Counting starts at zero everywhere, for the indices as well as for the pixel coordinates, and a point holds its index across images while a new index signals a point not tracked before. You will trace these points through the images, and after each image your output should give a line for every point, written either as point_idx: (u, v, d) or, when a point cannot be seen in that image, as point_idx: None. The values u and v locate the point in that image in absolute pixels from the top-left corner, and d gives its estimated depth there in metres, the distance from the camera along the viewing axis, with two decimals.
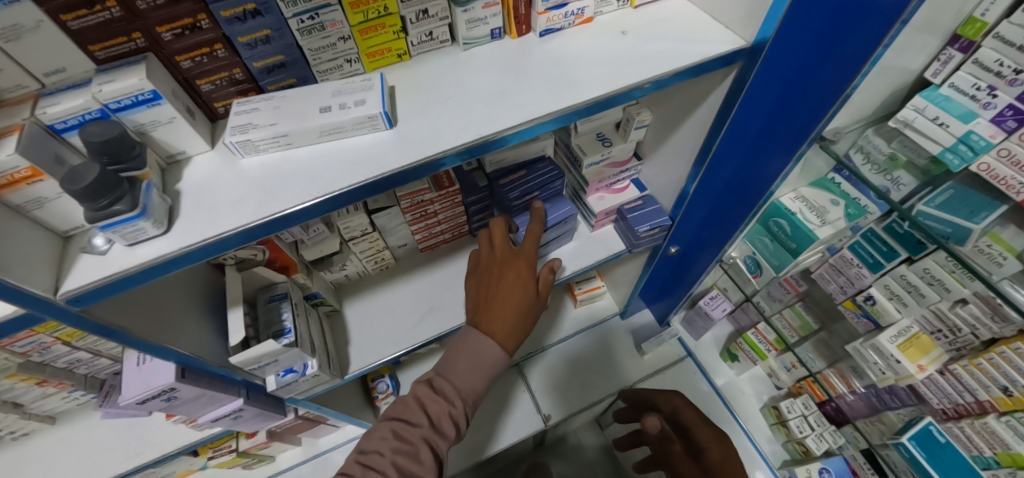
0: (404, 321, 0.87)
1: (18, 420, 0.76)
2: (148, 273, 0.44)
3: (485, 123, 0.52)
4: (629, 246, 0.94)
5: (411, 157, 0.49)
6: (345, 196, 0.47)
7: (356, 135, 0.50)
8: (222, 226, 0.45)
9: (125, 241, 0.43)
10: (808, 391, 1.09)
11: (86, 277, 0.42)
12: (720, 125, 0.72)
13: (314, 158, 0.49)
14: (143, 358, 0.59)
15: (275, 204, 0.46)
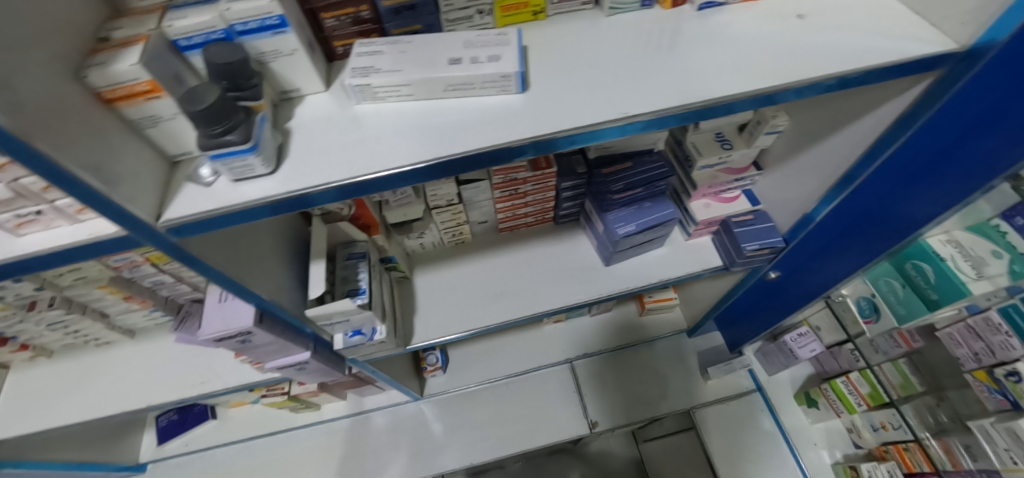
0: (473, 300, 0.82)
1: (102, 328, 0.80)
2: (249, 214, 0.40)
3: (633, 101, 0.45)
4: (727, 264, 0.83)
5: (544, 128, 0.43)
6: (465, 160, 0.42)
7: (484, 94, 0.45)
8: (333, 177, 0.40)
9: (231, 176, 0.40)
10: (896, 458, 0.94)
11: (187, 208, 0.39)
12: (885, 144, 0.60)
13: (432, 114, 0.44)
14: (225, 295, 0.57)
15: (390, 157, 0.42)
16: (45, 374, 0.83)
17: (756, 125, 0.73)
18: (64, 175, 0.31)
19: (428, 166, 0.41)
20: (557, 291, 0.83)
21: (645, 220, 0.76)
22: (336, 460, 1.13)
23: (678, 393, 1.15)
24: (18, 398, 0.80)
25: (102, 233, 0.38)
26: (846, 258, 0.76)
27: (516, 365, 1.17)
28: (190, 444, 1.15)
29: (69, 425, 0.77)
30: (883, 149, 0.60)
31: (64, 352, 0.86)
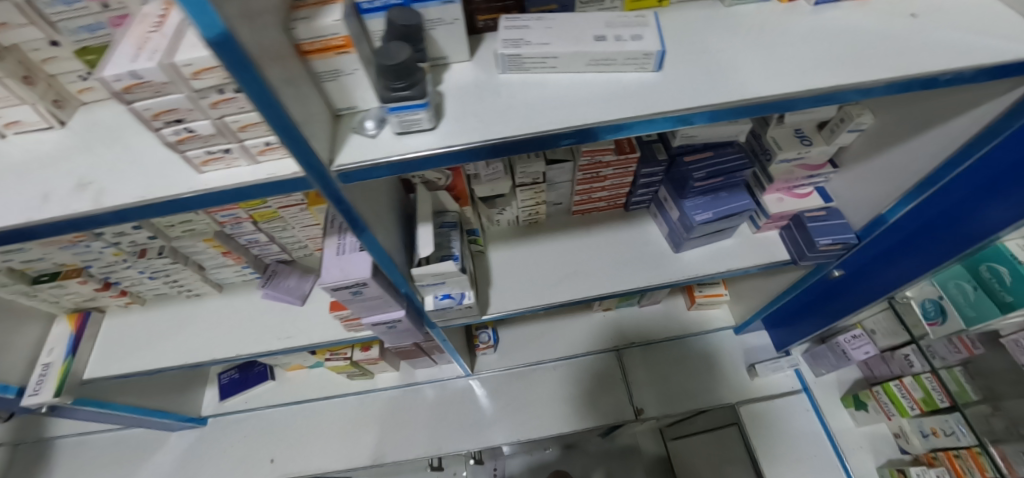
0: (546, 277, 0.86)
1: (198, 280, 0.85)
2: (408, 164, 0.44)
3: (763, 84, 0.49)
4: (796, 258, 0.84)
5: (684, 104, 0.47)
6: (614, 127, 0.46)
7: (622, 70, 0.49)
8: (495, 134, 0.44)
9: (395, 129, 0.44)
10: (944, 464, 0.94)
11: (356, 156, 0.43)
12: (977, 146, 0.61)
13: (575, 86, 0.48)
14: (340, 248, 0.61)
15: (542, 120, 0.45)
16: (143, 321, 0.90)
17: (838, 123, 0.75)
18: (276, 113, 0.35)
19: (533, 138, 0.44)
20: (627, 274, 0.86)
21: (722, 209, 0.79)
22: (387, 427, 1.18)
23: (723, 387, 1.17)
24: (123, 339, 0.89)
25: (281, 174, 0.42)
26: (917, 260, 0.77)
27: (564, 349, 1.21)
28: (250, 401, 1.22)
29: (171, 366, 0.85)
30: (975, 149, 0.61)
31: (157, 302, 0.92)
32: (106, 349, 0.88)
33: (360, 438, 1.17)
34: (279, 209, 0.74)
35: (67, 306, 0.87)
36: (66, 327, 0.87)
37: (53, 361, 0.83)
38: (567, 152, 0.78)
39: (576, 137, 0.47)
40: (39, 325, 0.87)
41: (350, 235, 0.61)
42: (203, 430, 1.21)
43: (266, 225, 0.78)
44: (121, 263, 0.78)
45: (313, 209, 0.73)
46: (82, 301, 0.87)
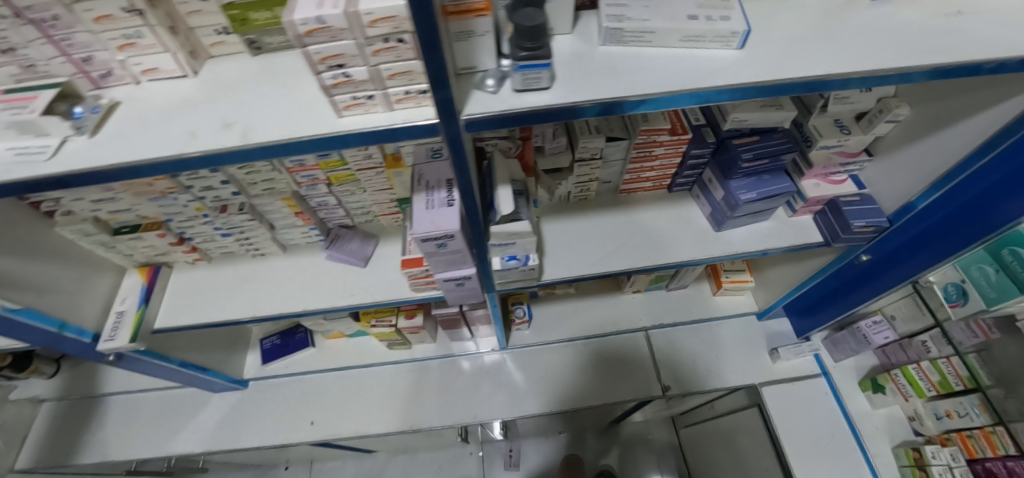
0: (597, 249, 0.91)
1: (267, 239, 0.90)
2: (530, 117, 0.50)
3: (833, 63, 0.55)
4: (829, 239, 0.90)
5: (767, 76, 0.53)
6: (709, 93, 0.53)
7: (708, 47, 0.55)
8: (605, 94, 0.51)
9: (515, 86, 0.50)
10: (958, 444, 1.00)
11: (484, 108, 0.49)
12: (1005, 137, 0.67)
13: (667, 58, 0.55)
14: (428, 203, 0.66)
15: (645, 85, 0.52)
16: (209, 276, 0.95)
17: (876, 114, 0.81)
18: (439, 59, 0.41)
19: (638, 100, 0.51)
20: (673, 249, 0.92)
21: (765, 190, 0.85)
22: (424, 396, 1.23)
23: (745, 368, 1.23)
24: (189, 293, 0.93)
25: (415, 120, 0.48)
26: (941, 246, 0.83)
27: (595, 328, 1.26)
28: (291, 366, 1.27)
29: (239, 319, 0.90)
30: (1002, 140, 0.68)
31: (222, 260, 0.97)
32: (174, 301, 0.93)
33: (397, 405, 1.22)
34: (356, 172, 0.79)
35: (139, 259, 0.92)
36: (139, 279, 0.92)
37: (127, 309, 0.88)
38: (624, 131, 0.84)
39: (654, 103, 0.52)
40: (111, 276, 0.92)
41: (437, 192, 0.67)
42: (244, 393, 1.26)
43: (339, 188, 0.84)
44: (200, 217, 0.83)
45: (389, 172, 0.78)
46: (153, 255, 0.91)
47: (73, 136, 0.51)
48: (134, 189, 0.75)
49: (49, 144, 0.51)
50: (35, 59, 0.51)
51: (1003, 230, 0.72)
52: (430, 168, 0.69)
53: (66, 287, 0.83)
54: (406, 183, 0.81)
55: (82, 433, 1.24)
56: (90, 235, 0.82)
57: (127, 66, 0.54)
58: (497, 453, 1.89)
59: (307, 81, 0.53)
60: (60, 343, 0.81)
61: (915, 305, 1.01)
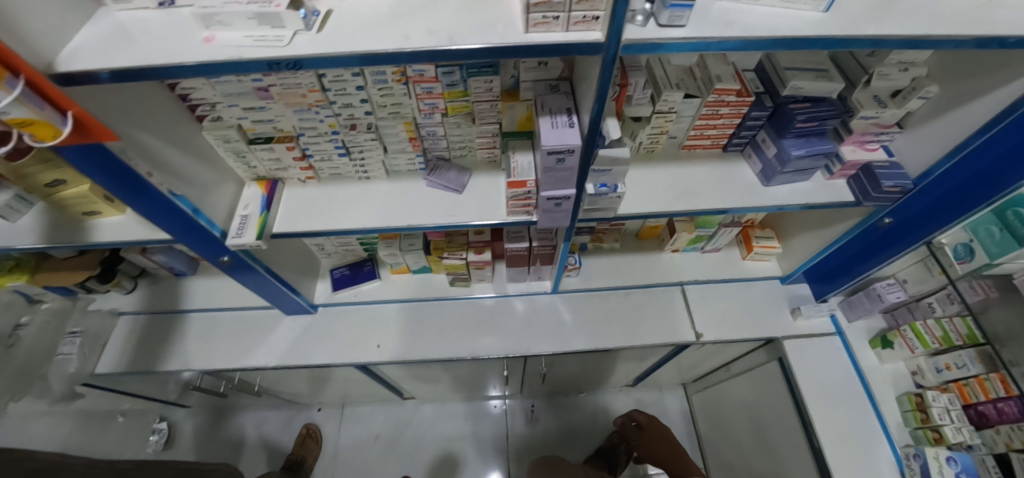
0: (664, 192, 1.06)
1: (379, 162, 1.03)
2: (670, 46, 0.65)
3: (899, 28, 0.70)
4: (860, 199, 1.05)
5: (847, 31, 0.69)
6: (804, 40, 0.68)
7: (802, 9, 0.70)
8: (726, 34, 0.65)
9: (659, 23, 0.64)
10: (954, 392, 1.17)
11: (637, 34, 0.64)
12: (1010, 112, 0.83)
13: (771, 13, 0.69)
14: (551, 125, 0.80)
15: (757, 30, 0.66)
16: (320, 193, 1.07)
17: (910, 91, 0.96)
18: None
19: (750, 39, 0.66)
20: (729, 197, 1.06)
21: (813, 149, 1.00)
22: (480, 328, 1.36)
23: (769, 323, 1.38)
24: (301, 206, 1.06)
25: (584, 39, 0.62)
26: (952, 208, 0.99)
27: (635, 279, 1.41)
28: (359, 295, 1.40)
29: (350, 230, 1.02)
30: (1008, 114, 0.83)
31: (329, 181, 1.09)
32: (288, 212, 1.05)
33: (456, 335, 1.35)
34: (473, 103, 0.92)
35: (261, 173, 1.04)
36: (259, 190, 1.04)
37: (250, 213, 1.00)
38: (698, 90, 0.99)
39: (761, 44, 0.67)
40: (233, 186, 1.03)
41: (560, 116, 0.80)
42: (314, 317, 1.38)
43: (451, 119, 0.97)
44: (329, 134, 0.95)
45: (503, 105, 0.92)
46: (272, 170, 1.03)
47: (302, 31, 0.64)
48: (287, 99, 0.87)
49: (285, 35, 0.63)
50: None
51: (1005, 193, 0.88)
52: (551, 99, 0.83)
53: (206, 186, 0.95)
54: (514, 117, 0.94)
55: (165, 344, 1.37)
56: (229, 142, 0.94)
57: None
58: (519, 408, 2.03)
59: (488, 5, 0.66)
60: (198, 231, 0.93)
61: (924, 268, 1.18)
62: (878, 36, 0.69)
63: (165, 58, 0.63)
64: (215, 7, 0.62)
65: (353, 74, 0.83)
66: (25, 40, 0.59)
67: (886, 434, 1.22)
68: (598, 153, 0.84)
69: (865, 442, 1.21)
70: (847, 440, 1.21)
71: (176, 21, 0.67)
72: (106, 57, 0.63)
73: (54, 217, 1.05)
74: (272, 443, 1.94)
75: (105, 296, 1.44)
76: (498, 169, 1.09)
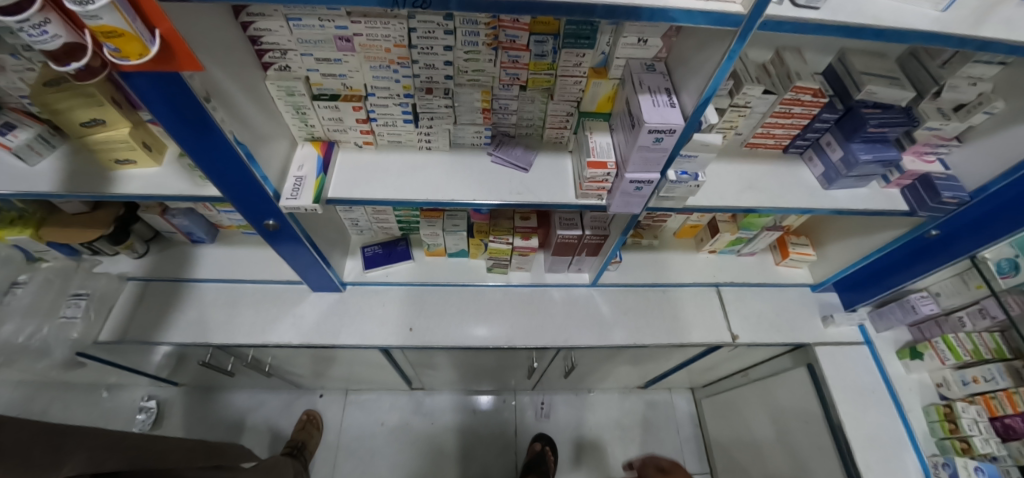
0: (732, 186, 1.05)
1: (447, 132, 0.99)
2: (803, 26, 0.63)
3: (1014, 33, 0.70)
4: (915, 208, 1.07)
5: (965, 32, 0.69)
6: (927, 36, 0.68)
7: (923, 5, 0.69)
8: (856, 21, 0.65)
9: (795, 2, 0.63)
10: (980, 405, 1.20)
11: (776, 12, 0.62)
12: None
13: (896, 6, 0.68)
14: (652, 103, 0.78)
15: (885, 21, 0.66)
16: (377, 160, 1.02)
17: (975, 105, 0.98)
18: None
19: (878, 29, 0.65)
20: (791, 198, 1.07)
21: (880, 155, 1.00)
22: (517, 316, 1.33)
23: (800, 329, 1.40)
24: (358, 171, 1.00)
25: (727, 10, 0.60)
26: (1000, 226, 1.01)
27: (673, 277, 1.41)
28: (390, 275, 1.34)
29: (411, 200, 0.96)
30: None
31: (386, 148, 1.03)
32: (344, 176, 0.98)
33: (492, 322, 1.31)
34: (557, 78, 0.89)
35: (317, 132, 0.97)
36: (315, 151, 0.98)
37: (306, 174, 0.94)
38: (774, 87, 0.99)
39: (886, 34, 0.67)
40: (287, 144, 0.97)
41: (660, 95, 0.79)
42: (342, 294, 1.32)
43: (529, 92, 0.94)
44: (400, 96, 0.90)
45: (588, 82, 0.89)
46: (330, 130, 0.97)
47: None
48: (368, 53, 0.81)
49: None
50: None
51: None
52: (648, 77, 0.81)
53: (265, 140, 0.88)
54: (597, 95, 0.92)
55: (177, 314, 1.27)
56: (293, 95, 0.87)
57: None
58: (530, 403, 1.99)
59: None
60: (250, 184, 0.85)
61: (960, 282, 1.21)
62: (994, 38, 0.69)
63: None
64: None
65: (445, 32, 0.78)
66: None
67: (913, 443, 1.25)
68: (692, 138, 0.82)
69: (893, 449, 1.23)
70: (878, 447, 1.23)
71: None
72: None
73: (80, 162, 0.96)
74: (271, 429, 1.84)
75: (112, 259, 1.33)
76: (564, 151, 1.06)
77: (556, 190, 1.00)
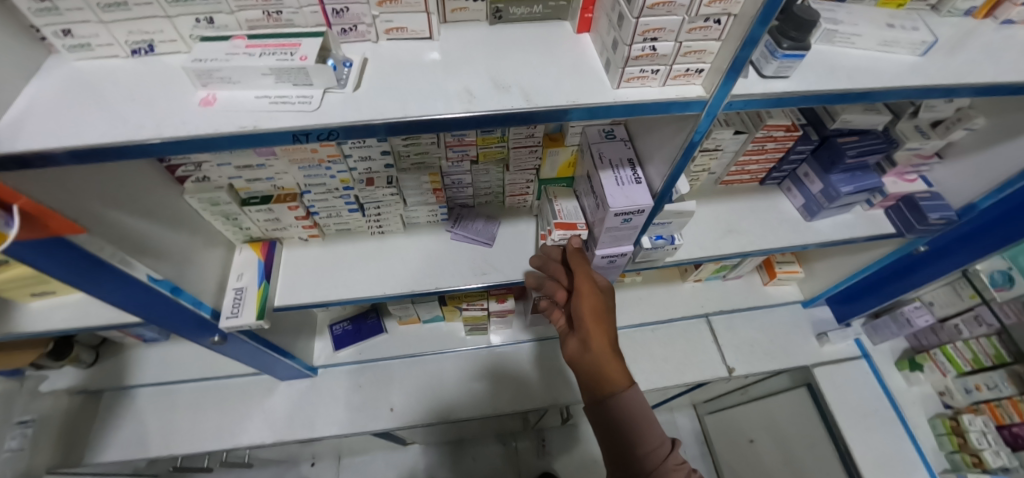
0: (708, 234, 1.00)
1: (400, 215, 0.90)
2: (775, 100, 0.56)
3: (1003, 70, 0.63)
4: (903, 231, 1.02)
5: (951, 78, 0.61)
6: (908, 90, 0.60)
7: (898, 52, 0.63)
8: (831, 86, 0.57)
9: (762, 74, 0.56)
10: (985, 413, 1.16)
11: (744, 90, 0.55)
12: None
13: (869, 59, 0.61)
14: (616, 181, 0.70)
15: (861, 80, 0.59)
16: (326, 252, 0.93)
17: (954, 121, 0.92)
18: (746, 43, 0.46)
19: (856, 91, 0.58)
20: (774, 236, 1.02)
21: (860, 185, 0.95)
22: (503, 378, 1.27)
23: (796, 351, 1.35)
24: (306, 271, 0.91)
25: (686, 96, 0.53)
26: (991, 241, 0.96)
27: (660, 313, 1.36)
28: (364, 352, 1.26)
29: (367, 296, 0.88)
30: None
31: (336, 237, 0.95)
32: (291, 278, 0.89)
33: (476, 387, 1.25)
34: (510, 149, 0.80)
35: (255, 234, 0.88)
36: (255, 255, 0.89)
37: (247, 285, 0.84)
38: (745, 126, 0.90)
39: (867, 94, 0.59)
40: (222, 251, 0.87)
41: (623, 169, 0.71)
42: (314, 379, 1.25)
43: (483, 166, 0.85)
44: (340, 190, 0.81)
45: (545, 151, 0.81)
46: (269, 229, 0.88)
47: (334, 88, 0.50)
48: (292, 156, 0.72)
49: (314, 95, 0.49)
50: (286, 6, 0.50)
51: None
52: (608, 148, 0.74)
53: (190, 257, 0.78)
54: (555, 163, 0.84)
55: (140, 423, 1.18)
56: (218, 205, 0.77)
57: (376, 22, 0.53)
58: (530, 443, 1.92)
59: (562, 49, 0.56)
60: (181, 315, 0.75)
61: (952, 291, 1.16)
62: (990, 79, 0.61)
63: (148, 130, 0.47)
64: (217, 61, 0.47)
65: None
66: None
67: (924, 461, 1.20)
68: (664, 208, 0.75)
69: (904, 471, 1.19)
70: (888, 471, 1.19)
71: (166, 78, 0.52)
72: (61, 132, 0.47)
73: None
74: None
75: None
76: (529, 215, 0.99)
77: (523, 262, 0.92)
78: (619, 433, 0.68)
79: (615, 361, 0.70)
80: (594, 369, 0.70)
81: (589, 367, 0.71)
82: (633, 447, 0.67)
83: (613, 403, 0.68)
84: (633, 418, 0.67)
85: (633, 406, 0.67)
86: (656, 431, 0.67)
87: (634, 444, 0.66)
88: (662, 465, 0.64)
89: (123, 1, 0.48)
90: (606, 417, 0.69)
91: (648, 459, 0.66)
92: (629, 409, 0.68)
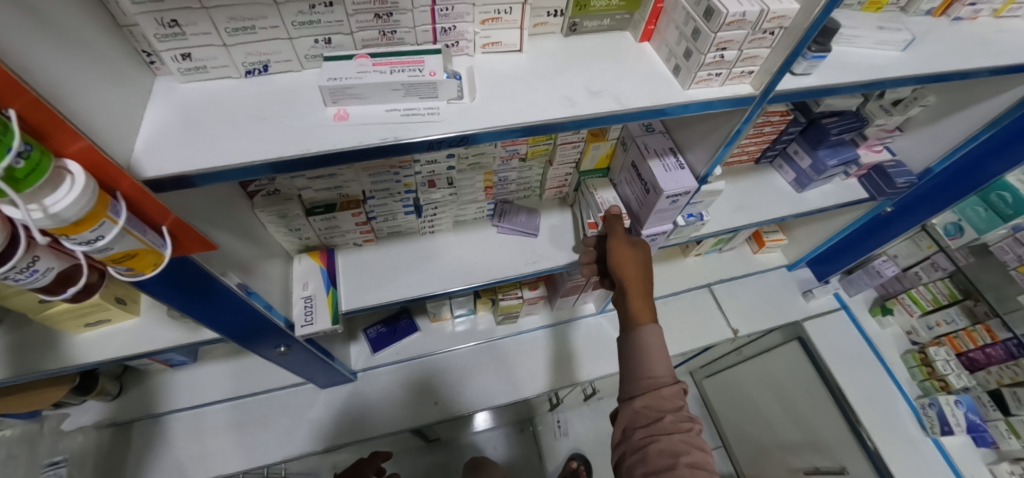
0: (722, 210, 1.13)
1: (452, 213, 0.97)
2: (807, 92, 0.68)
3: (965, 59, 0.78)
4: (875, 195, 1.20)
5: (930, 68, 0.75)
6: (904, 78, 0.73)
7: (888, 49, 0.76)
8: (847, 79, 0.70)
9: (793, 72, 0.67)
10: (945, 345, 1.36)
11: (789, 85, 0.66)
12: (990, 127, 1.03)
13: (868, 55, 0.75)
14: (663, 167, 0.80)
15: (870, 74, 0.71)
16: (381, 255, 0.97)
17: (912, 100, 1.07)
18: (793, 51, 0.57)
19: (864, 83, 0.71)
20: (775, 209, 1.16)
21: (844, 157, 1.09)
22: (536, 361, 1.36)
23: (788, 309, 1.53)
24: (366, 275, 0.94)
25: (742, 94, 0.64)
26: (942, 198, 1.15)
27: (669, 288, 1.49)
28: (401, 352, 1.31)
29: (422, 293, 0.93)
30: (991, 127, 1.03)
31: (387, 240, 0.99)
32: (352, 282, 0.93)
33: (511, 374, 1.33)
34: (558, 146, 0.88)
35: (313, 243, 0.91)
36: (314, 263, 0.91)
37: (314, 292, 0.86)
38: None
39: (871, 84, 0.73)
40: (281, 262, 0.89)
41: (668, 158, 0.81)
42: (356, 383, 1.28)
43: (528, 163, 0.92)
44: (401, 193, 0.86)
45: (589, 146, 0.89)
46: (327, 237, 0.91)
47: (454, 99, 0.55)
48: (365, 164, 0.75)
49: (438, 106, 0.54)
50: (402, 26, 0.55)
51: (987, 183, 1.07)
52: (650, 139, 0.83)
53: (258, 269, 0.80)
54: (596, 156, 0.93)
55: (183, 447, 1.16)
56: (286, 217, 0.79)
57: (475, 38, 0.59)
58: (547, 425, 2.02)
59: (632, 55, 0.65)
60: (264, 327, 0.76)
61: (912, 244, 1.33)
62: (962, 69, 0.76)
63: (293, 147, 0.51)
64: (350, 79, 0.51)
65: None
66: (100, 133, 0.43)
67: (901, 391, 1.40)
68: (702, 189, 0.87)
69: (886, 401, 1.39)
70: (873, 403, 1.38)
71: (284, 96, 0.56)
72: (201, 153, 0.49)
73: None
74: None
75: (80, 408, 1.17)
76: (565, 205, 1.07)
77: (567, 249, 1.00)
78: (630, 358, 0.76)
79: (644, 303, 0.78)
80: (623, 308, 0.80)
81: (623, 307, 0.80)
82: (637, 371, 0.75)
83: (630, 333, 0.77)
84: (648, 349, 0.75)
85: (649, 341, 0.75)
86: (662, 364, 0.74)
87: (641, 369, 0.75)
88: (659, 391, 0.72)
89: (251, 25, 0.51)
90: (625, 345, 0.78)
91: (648, 382, 0.73)
92: (644, 342, 0.75)
